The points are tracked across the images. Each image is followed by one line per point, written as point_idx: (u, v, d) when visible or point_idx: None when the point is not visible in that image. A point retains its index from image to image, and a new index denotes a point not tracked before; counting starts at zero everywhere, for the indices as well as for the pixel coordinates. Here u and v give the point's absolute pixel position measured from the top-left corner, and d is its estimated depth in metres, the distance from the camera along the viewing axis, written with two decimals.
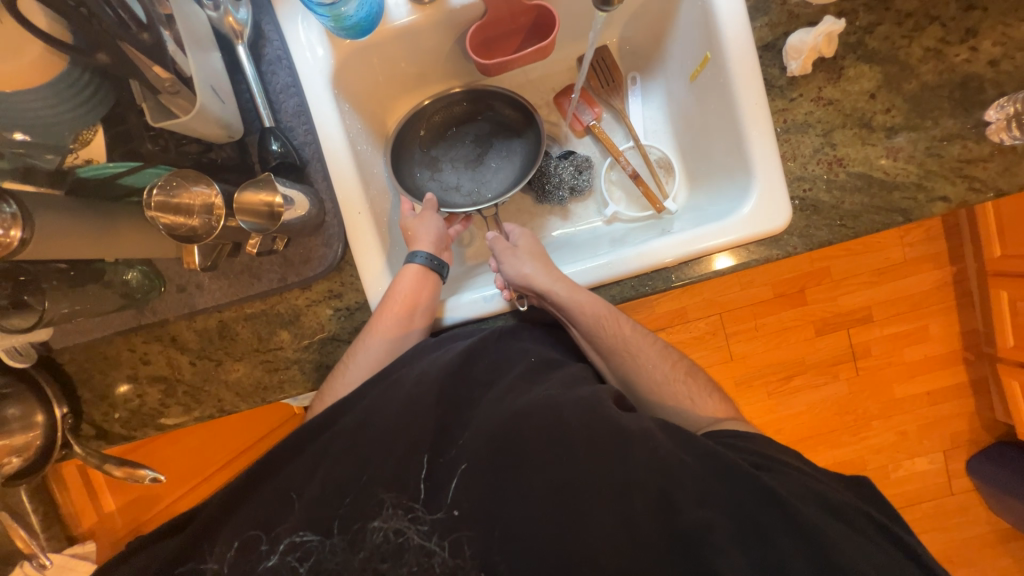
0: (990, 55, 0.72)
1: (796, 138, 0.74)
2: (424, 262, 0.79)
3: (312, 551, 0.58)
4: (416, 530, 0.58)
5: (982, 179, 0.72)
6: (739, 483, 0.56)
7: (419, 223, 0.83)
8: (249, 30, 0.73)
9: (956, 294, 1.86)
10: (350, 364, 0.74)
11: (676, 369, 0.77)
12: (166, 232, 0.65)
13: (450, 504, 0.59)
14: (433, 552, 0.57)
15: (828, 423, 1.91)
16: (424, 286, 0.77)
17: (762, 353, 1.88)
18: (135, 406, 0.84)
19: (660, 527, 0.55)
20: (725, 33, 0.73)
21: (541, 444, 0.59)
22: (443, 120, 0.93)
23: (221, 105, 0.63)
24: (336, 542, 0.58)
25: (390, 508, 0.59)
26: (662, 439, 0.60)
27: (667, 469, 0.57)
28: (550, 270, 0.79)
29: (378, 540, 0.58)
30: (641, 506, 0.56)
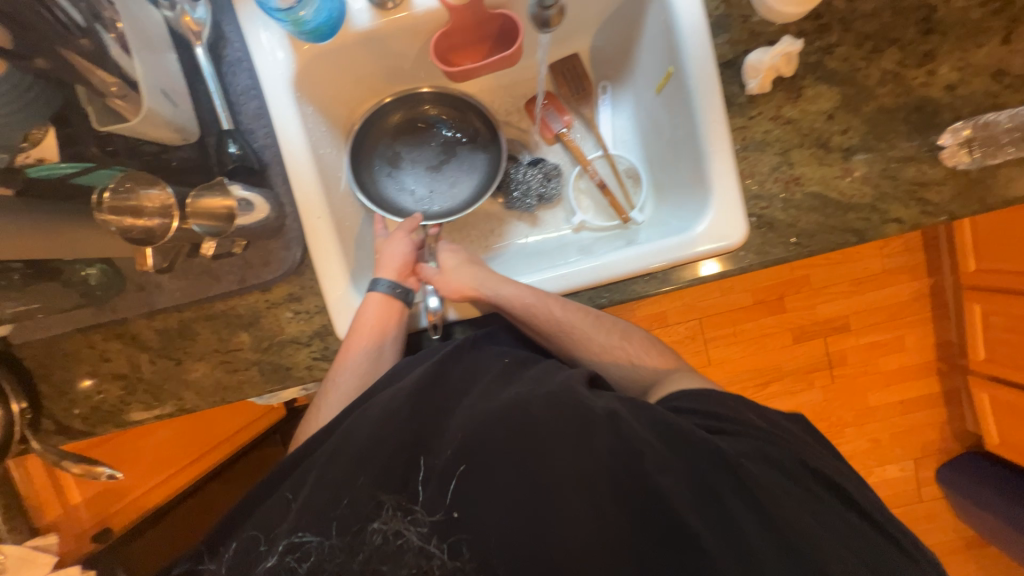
0: (947, 79, 0.72)
1: (754, 156, 0.75)
2: (387, 290, 0.79)
3: (312, 552, 0.54)
4: (416, 532, 0.54)
5: (935, 202, 0.73)
6: (721, 476, 0.53)
7: (389, 245, 0.84)
8: (208, 30, 0.72)
9: (932, 305, 1.88)
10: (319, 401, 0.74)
11: (613, 335, 0.77)
12: (117, 231, 0.66)
13: (450, 505, 0.54)
14: (434, 555, 0.53)
15: None
16: (389, 313, 0.78)
17: (739, 359, 1.90)
18: (96, 402, 0.85)
19: (649, 525, 0.51)
20: (686, 48, 0.73)
21: (510, 438, 0.56)
22: (407, 123, 0.93)
23: (172, 108, 0.62)
24: (334, 544, 0.54)
25: (390, 510, 0.55)
26: (629, 422, 0.57)
27: (633, 457, 0.53)
28: (475, 273, 0.82)
29: (377, 542, 0.54)
30: (606, 488, 0.53)
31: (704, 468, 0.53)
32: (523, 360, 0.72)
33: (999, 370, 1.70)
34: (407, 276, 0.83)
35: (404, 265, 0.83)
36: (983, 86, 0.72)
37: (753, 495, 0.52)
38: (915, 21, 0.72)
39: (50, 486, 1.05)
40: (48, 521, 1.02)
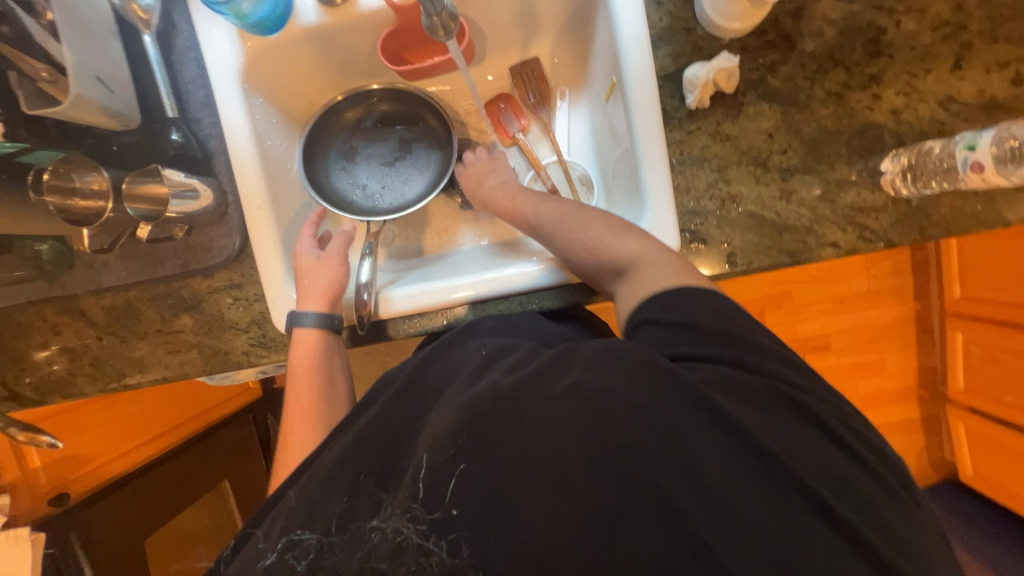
0: (893, 104, 0.71)
1: (691, 171, 0.74)
2: (314, 323, 0.76)
3: (309, 551, 0.48)
4: (415, 528, 0.46)
5: (874, 229, 0.72)
6: (722, 464, 0.44)
7: (314, 274, 0.79)
8: (158, 18, 0.74)
9: (916, 330, 1.85)
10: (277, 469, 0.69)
11: (593, 227, 0.71)
12: (58, 211, 0.70)
13: (449, 503, 0.46)
14: (432, 553, 0.45)
15: None
16: (319, 347, 0.76)
17: None
18: (45, 373, 0.87)
19: (644, 502, 0.43)
20: (626, 57, 0.72)
21: (487, 415, 0.48)
22: (362, 118, 0.93)
23: (107, 94, 0.65)
24: (334, 542, 0.48)
25: (390, 507, 0.48)
26: (605, 381, 0.48)
27: (608, 416, 0.46)
28: (485, 184, 0.88)
29: (375, 540, 0.47)
30: (579, 449, 0.45)
31: (699, 435, 0.45)
32: (501, 348, 0.61)
33: (977, 402, 1.66)
34: (333, 302, 0.79)
35: (332, 289, 0.79)
36: (930, 112, 0.70)
37: (757, 466, 0.44)
38: (863, 42, 0.71)
39: (10, 450, 1.06)
40: (7, 483, 1.06)
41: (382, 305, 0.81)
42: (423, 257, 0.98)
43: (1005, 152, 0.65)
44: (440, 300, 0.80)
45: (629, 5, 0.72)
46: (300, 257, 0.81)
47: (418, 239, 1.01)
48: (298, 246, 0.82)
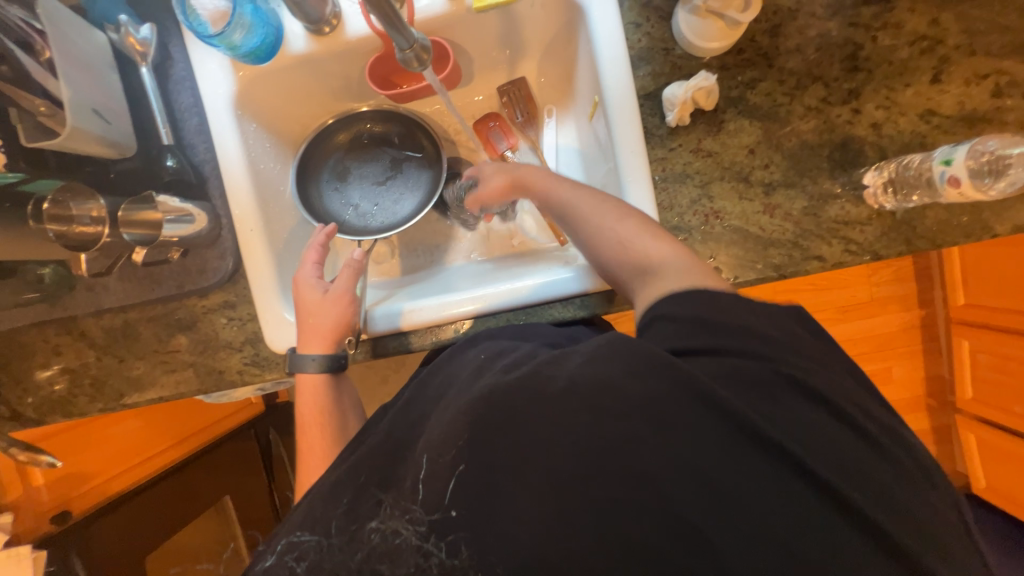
0: (873, 118, 0.71)
1: (674, 188, 0.75)
2: (317, 365, 0.77)
3: (309, 551, 0.50)
4: (414, 530, 0.46)
5: (859, 242, 0.72)
6: (725, 464, 0.41)
7: (320, 312, 0.78)
8: (155, 50, 0.77)
9: (921, 338, 1.81)
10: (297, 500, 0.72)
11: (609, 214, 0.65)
12: (56, 238, 0.71)
13: (446, 504, 0.45)
14: (432, 554, 0.45)
15: None
16: (323, 387, 0.78)
17: None
18: (46, 392, 0.88)
19: (641, 494, 0.40)
20: (606, 77, 0.73)
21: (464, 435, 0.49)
22: (355, 140, 0.96)
23: (105, 126, 0.68)
24: (333, 542, 0.49)
25: (388, 508, 0.48)
26: (583, 372, 0.46)
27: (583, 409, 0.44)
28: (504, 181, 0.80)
29: (375, 542, 0.47)
30: (581, 448, 0.43)
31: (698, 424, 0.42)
32: (500, 350, 0.60)
33: (986, 411, 1.62)
34: (336, 341, 0.78)
35: (334, 331, 0.78)
36: (911, 125, 0.71)
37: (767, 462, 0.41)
38: (840, 58, 0.72)
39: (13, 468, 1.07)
40: (8, 502, 1.05)
41: (371, 324, 0.83)
42: (414, 276, 1.00)
43: (982, 165, 0.64)
44: (429, 320, 0.82)
45: (607, 27, 0.73)
46: (306, 292, 0.80)
47: (413, 256, 1.02)
48: (302, 276, 0.82)
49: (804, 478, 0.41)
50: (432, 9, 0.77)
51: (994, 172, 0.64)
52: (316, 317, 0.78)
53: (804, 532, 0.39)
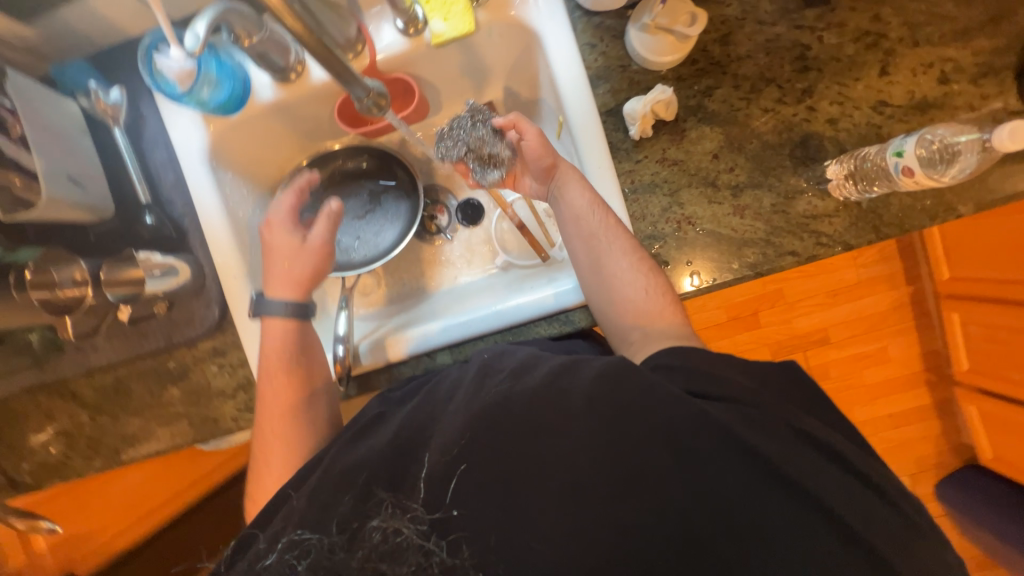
0: (828, 114, 0.74)
1: (644, 198, 0.77)
2: (284, 311, 0.76)
3: (311, 549, 0.46)
4: (415, 529, 0.45)
5: (829, 234, 0.74)
6: (713, 469, 0.43)
7: (291, 259, 0.78)
8: (125, 111, 0.79)
9: (914, 314, 1.80)
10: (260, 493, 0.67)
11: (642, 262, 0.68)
12: (42, 304, 0.75)
13: (448, 503, 0.45)
14: (432, 553, 0.44)
15: None
16: (292, 340, 0.76)
17: None
18: (42, 457, 0.87)
19: (626, 495, 0.43)
20: (568, 98, 0.75)
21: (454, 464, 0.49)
22: (330, 179, 0.98)
23: (80, 192, 0.69)
24: (334, 542, 0.46)
25: (388, 507, 0.46)
26: (567, 386, 0.49)
27: (564, 417, 0.46)
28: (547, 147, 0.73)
29: (378, 540, 0.45)
30: (591, 465, 0.44)
31: (677, 427, 0.44)
32: (502, 350, 0.59)
33: (985, 381, 1.62)
34: (308, 289, 0.79)
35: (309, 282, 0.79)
36: (865, 118, 0.73)
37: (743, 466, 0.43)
38: (790, 60, 0.74)
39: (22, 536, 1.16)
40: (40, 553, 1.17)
41: (361, 357, 0.84)
42: (401, 303, 1.00)
43: (932, 154, 0.67)
44: (417, 348, 0.83)
45: (563, 50, 0.75)
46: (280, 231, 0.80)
47: (399, 284, 1.03)
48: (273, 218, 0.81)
49: (777, 475, 0.43)
50: (393, 48, 0.79)
51: (944, 160, 0.67)
52: (291, 264, 0.79)
53: (781, 516, 0.42)
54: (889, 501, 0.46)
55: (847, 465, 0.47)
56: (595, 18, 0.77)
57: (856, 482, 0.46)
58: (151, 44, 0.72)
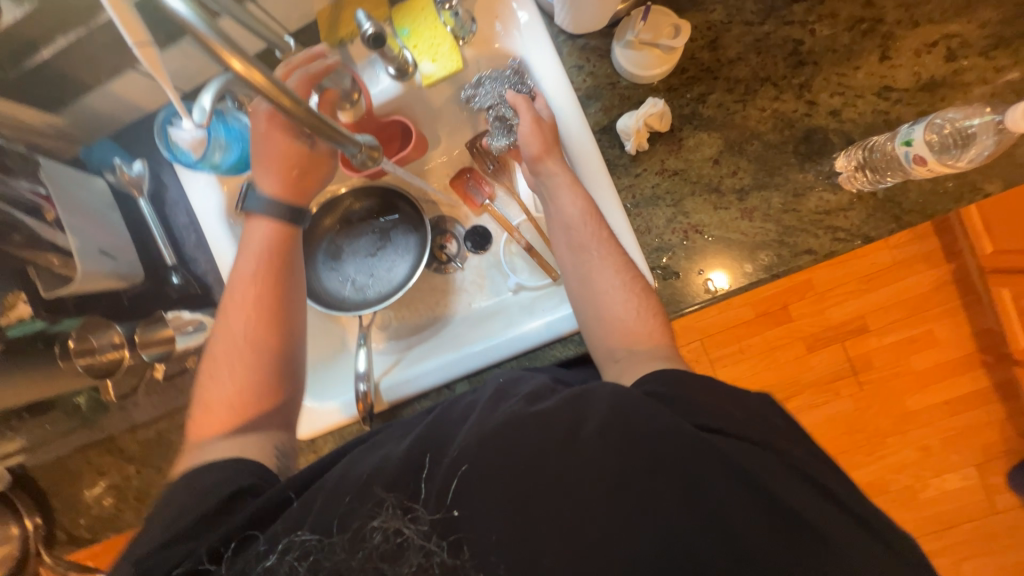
0: (830, 106, 0.72)
1: (648, 211, 0.75)
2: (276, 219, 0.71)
3: (309, 551, 0.45)
4: (416, 530, 0.44)
5: (847, 228, 0.71)
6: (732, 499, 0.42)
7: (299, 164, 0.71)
8: (147, 181, 0.84)
9: (960, 292, 1.49)
10: (199, 421, 0.63)
11: (635, 282, 0.64)
12: (84, 369, 0.79)
13: (450, 503, 0.45)
14: (433, 555, 0.43)
15: (844, 443, 1.52)
16: (274, 245, 0.70)
17: (752, 377, 1.49)
18: (96, 511, 0.91)
19: (642, 528, 0.41)
20: (561, 120, 0.75)
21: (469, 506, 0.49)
22: (341, 222, 1.01)
23: (113, 262, 0.75)
24: (334, 542, 0.44)
25: (390, 509, 0.45)
26: (581, 408, 0.48)
27: (578, 449, 0.45)
28: (540, 136, 0.71)
29: (379, 541, 0.44)
30: (606, 504, 0.42)
31: (679, 452, 0.43)
32: (518, 376, 0.59)
33: None
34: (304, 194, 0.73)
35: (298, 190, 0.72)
36: (870, 106, 0.71)
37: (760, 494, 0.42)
38: (784, 57, 0.73)
39: None
40: None
41: (385, 395, 0.86)
42: (419, 334, 1.01)
43: (946, 140, 0.66)
44: (434, 381, 0.85)
45: (551, 74, 0.76)
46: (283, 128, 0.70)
47: (415, 316, 1.04)
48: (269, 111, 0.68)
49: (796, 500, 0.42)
50: (386, 93, 0.82)
51: (958, 143, 0.66)
52: (293, 168, 0.70)
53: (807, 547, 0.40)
54: (889, 546, 0.43)
55: (851, 502, 0.44)
56: (579, 40, 0.78)
57: (851, 523, 0.43)
58: (164, 119, 0.78)
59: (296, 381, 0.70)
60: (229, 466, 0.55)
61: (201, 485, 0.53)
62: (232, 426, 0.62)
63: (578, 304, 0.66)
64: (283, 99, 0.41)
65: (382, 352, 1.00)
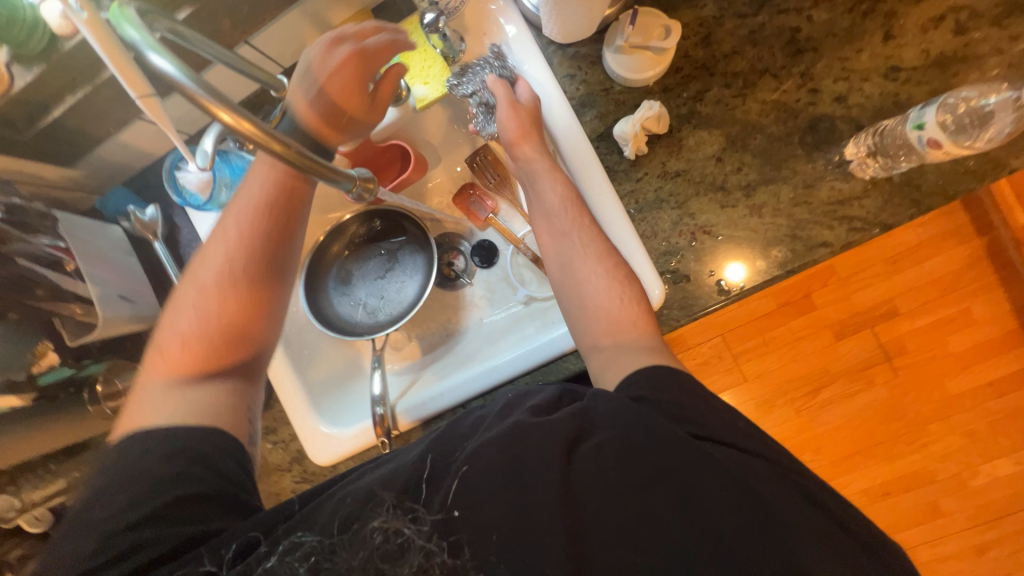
0: (835, 92, 0.69)
1: (652, 215, 0.74)
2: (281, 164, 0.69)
3: (311, 552, 0.47)
4: (416, 530, 0.46)
5: (862, 217, 0.68)
6: (751, 519, 0.41)
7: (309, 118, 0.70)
8: (159, 223, 0.87)
9: (996, 267, 1.29)
10: (158, 360, 0.63)
11: (617, 268, 0.63)
12: (114, 412, 0.80)
13: (450, 504, 0.46)
14: (434, 554, 0.45)
15: (874, 434, 1.34)
16: (273, 189, 0.69)
17: (779, 371, 1.32)
18: None
19: (653, 545, 0.41)
20: (557, 130, 0.74)
21: None
22: (347, 248, 1.02)
23: (131, 306, 0.80)
24: (335, 542, 0.47)
25: (388, 508, 0.47)
26: (587, 423, 0.48)
27: (592, 473, 0.44)
28: (520, 122, 0.71)
29: (379, 542, 0.46)
30: (620, 527, 0.42)
31: (678, 468, 0.43)
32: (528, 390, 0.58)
33: None
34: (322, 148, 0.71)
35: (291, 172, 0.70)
36: (877, 88, 0.68)
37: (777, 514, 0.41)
38: (781, 46, 0.71)
39: None
40: None
41: (401, 418, 0.86)
42: (434, 352, 1.01)
43: (961, 119, 0.64)
44: (451, 402, 0.84)
45: (542, 83, 0.75)
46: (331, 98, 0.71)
47: (428, 334, 1.03)
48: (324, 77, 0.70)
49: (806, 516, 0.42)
50: (382, 119, 0.83)
51: (975, 123, 0.64)
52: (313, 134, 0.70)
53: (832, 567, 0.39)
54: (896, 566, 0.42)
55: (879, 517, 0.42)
56: (569, 49, 0.78)
57: (841, 536, 0.43)
58: (171, 164, 0.82)
59: (267, 348, 0.70)
60: (201, 432, 0.55)
61: (160, 437, 0.54)
62: (189, 376, 0.61)
63: (561, 291, 0.66)
64: (274, 146, 0.41)
65: (398, 373, 1.01)
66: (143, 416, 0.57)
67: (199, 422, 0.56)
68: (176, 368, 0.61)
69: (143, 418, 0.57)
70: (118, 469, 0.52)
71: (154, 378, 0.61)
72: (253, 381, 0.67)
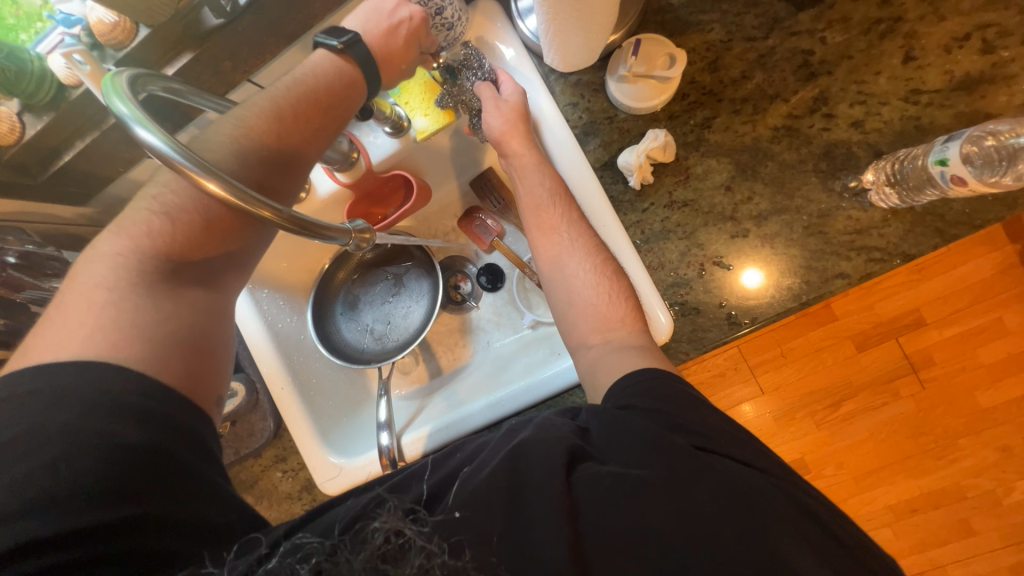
0: (851, 117, 0.66)
1: (659, 246, 0.71)
2: (261, 123, 0.56)
3: (313, 554, 0.38)
4: (416, 529, 0.39)
5: (881, 248, 0.65)
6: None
7: (322, 78, 0.61)
8: None
9: None
10: (131, 233, 0.52)
11: (604, 264, 0.64)
12: None
13: (451, 504, 0.42)
14: (435, 554, 0.37)
15: (901, 450, 1.17)
16: (247, 131, 0.55)
17: (800, 384, 1.13)
18: None
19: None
20: (559, 158, 0.73)
21: None
22: (353, 276, 1.02)
23: None
24: (338, 543, 0.39)
25: (390, 508, 0.42)
26: (591, 447, 0.48)
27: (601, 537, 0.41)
28: (509, 117, 0.71)
29: (380, 542, 0.37)
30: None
31: (673, 477, 0.42)
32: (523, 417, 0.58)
33: None
34: (317, 117, 0.60)
35: (327, 94, 0.61)
36: (896, 112, 0.65)
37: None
38: (793, 70, 0.68)
39: None
40: None
41: (405, 451, 0.83)
42: (443, 376, 1.01)
43: (989, 153, 0.61)
44: (459, 433, 0.82)
45: (545, 107, 0.74)
46: (376, 46, 0.64)
47: (435, 358, 1.03)
48: (368, 25, 0.65)
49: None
50: (385, 151, 0.83)
51: (1003, 158, 0.61)
52: (319, 100, 0.60)
53: None
54: None
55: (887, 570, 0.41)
56: (571, 77, 0.76)
57: None
58: None
59: (238, 264, 0.60)
60: (169, 394, 0.48)
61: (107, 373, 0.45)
62: (148, 283, 0.52)
63: (551, 289, 0.66)
64: (263, 211, 0.40)
65: (405, 398, 1.00)
66: (90, 312, 0.48)
67: (149, 363, 0.48)
68: (145, 262, 0.52)
69: (73, 335, 0.47)
70: (77, 423, 0.43)
71: (117, 258, 0.52)
72: (224, 312, 0.58)
